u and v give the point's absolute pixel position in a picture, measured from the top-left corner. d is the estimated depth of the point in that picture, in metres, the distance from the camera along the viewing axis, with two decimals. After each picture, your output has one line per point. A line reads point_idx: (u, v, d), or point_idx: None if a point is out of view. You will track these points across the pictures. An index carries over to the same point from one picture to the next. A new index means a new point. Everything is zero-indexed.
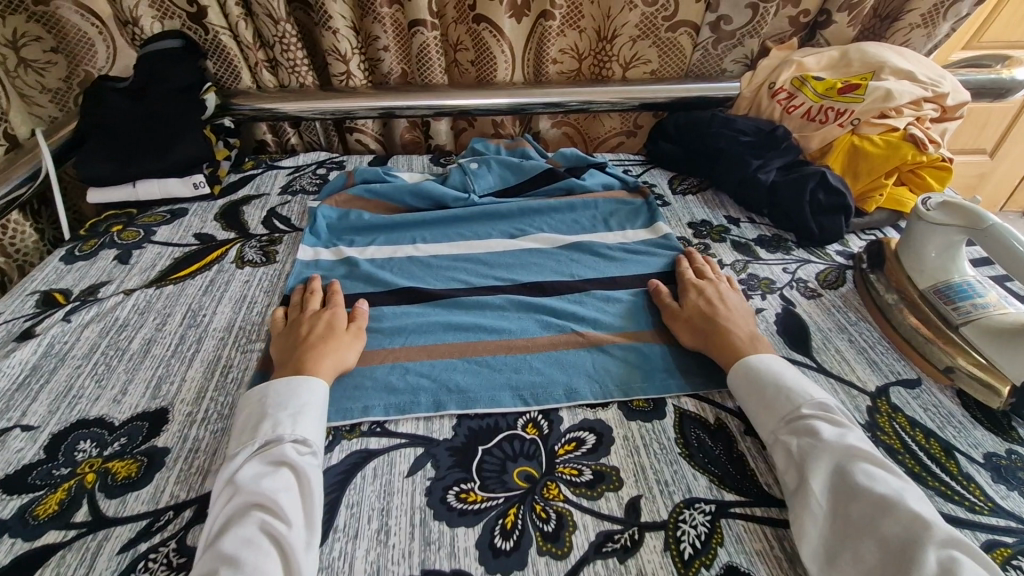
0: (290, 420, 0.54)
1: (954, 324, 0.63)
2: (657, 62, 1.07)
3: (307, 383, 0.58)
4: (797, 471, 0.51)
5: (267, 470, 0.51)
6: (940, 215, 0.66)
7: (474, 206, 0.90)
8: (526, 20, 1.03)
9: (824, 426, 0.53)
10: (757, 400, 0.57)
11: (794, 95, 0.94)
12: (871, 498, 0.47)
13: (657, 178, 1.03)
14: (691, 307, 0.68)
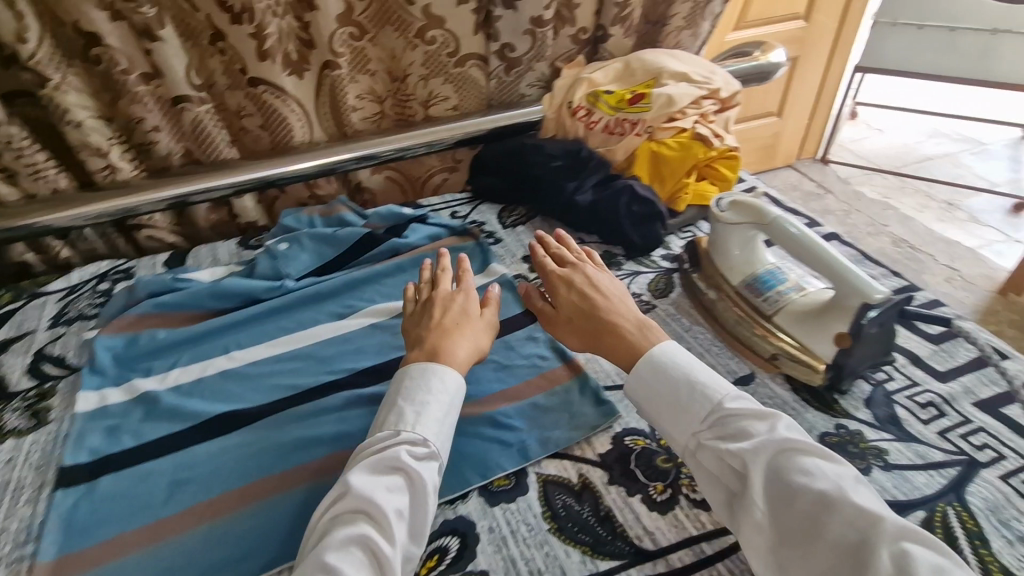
0: (417, 419, 0.54)
1: (767, 314, 0.66)
2: (456, 96, 1.05)
3: (445, 371, 0.57)
4: (735, 477, 0.50)
5: (381, 474, 0.51)
6: (732, 215, 0.70)
7: (292, 293, 0.81)
8: (308, 74, 0.95)
9: (752, 422, 0.52)
10: (674, 405, 0.55)
11: (592, 112, 0.98)
12: (813, 497, 0.46)
13: (486, 214, 1.01)
14: (569, 308, 0.66)
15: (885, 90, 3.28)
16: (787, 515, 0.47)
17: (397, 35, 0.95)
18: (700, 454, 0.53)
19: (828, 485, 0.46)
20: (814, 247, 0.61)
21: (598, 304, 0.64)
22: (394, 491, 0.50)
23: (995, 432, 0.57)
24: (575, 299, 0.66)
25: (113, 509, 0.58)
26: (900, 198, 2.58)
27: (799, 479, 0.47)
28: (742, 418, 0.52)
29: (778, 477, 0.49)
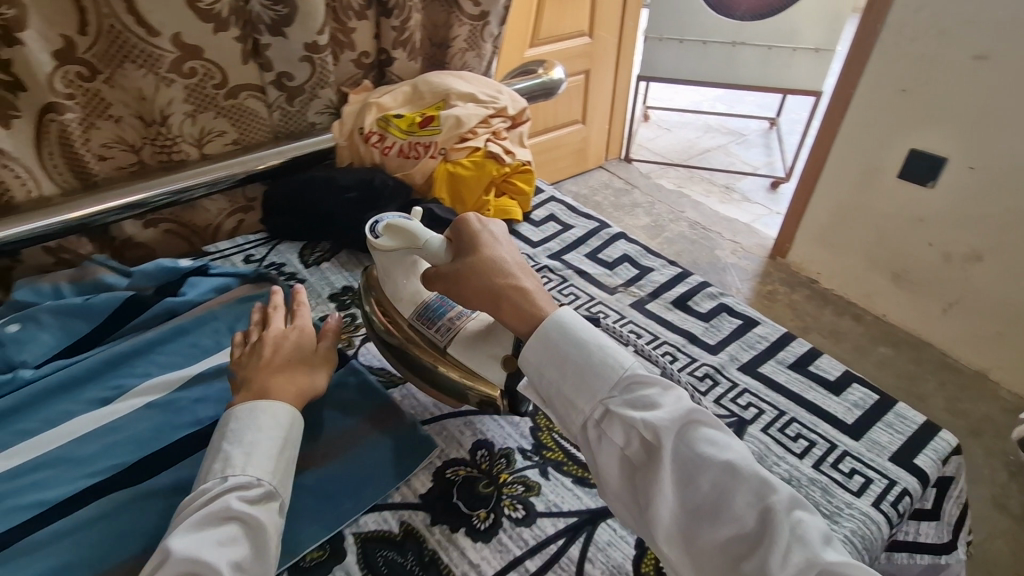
0: (246, 460, 0.50)
1: (441, 346, 0.62)
2: (234, 130, 0.95)
3: (273, 410, 0.54)
4: (644, 450, 0.48)
5: (209, 527, 0.46)
6: (386, 240, 0.64)
7: (32, 384, 0.65)
8: (19, 123, 0.76)
9: (657, 395, 0.50)
10: (572, 371, 0.51)
11: (384, 137, 0.95)
12: (720, 469, 0.46)
13: (285, 253, 0.92)
14: (468, 258, 0.58)
15: (664, 95, 3.80)
16: (692, 487, 0.46)
17: (142, 70, 0.81)
18: (606, 423, 0.50)
19: (733, 457, 0.46)
20: (476, 271, 0.56)
21: (505, 258, 0.58)
22: (229, 536, 0.46)
23: (756, 390, 0.66)
24: (483, 251, 0.57)
25: None
26: (691, 187, 2.99)
27: (705, 452, 0.47)
28: (648, 387, 0.50)
29: (682, 449, 0.47)
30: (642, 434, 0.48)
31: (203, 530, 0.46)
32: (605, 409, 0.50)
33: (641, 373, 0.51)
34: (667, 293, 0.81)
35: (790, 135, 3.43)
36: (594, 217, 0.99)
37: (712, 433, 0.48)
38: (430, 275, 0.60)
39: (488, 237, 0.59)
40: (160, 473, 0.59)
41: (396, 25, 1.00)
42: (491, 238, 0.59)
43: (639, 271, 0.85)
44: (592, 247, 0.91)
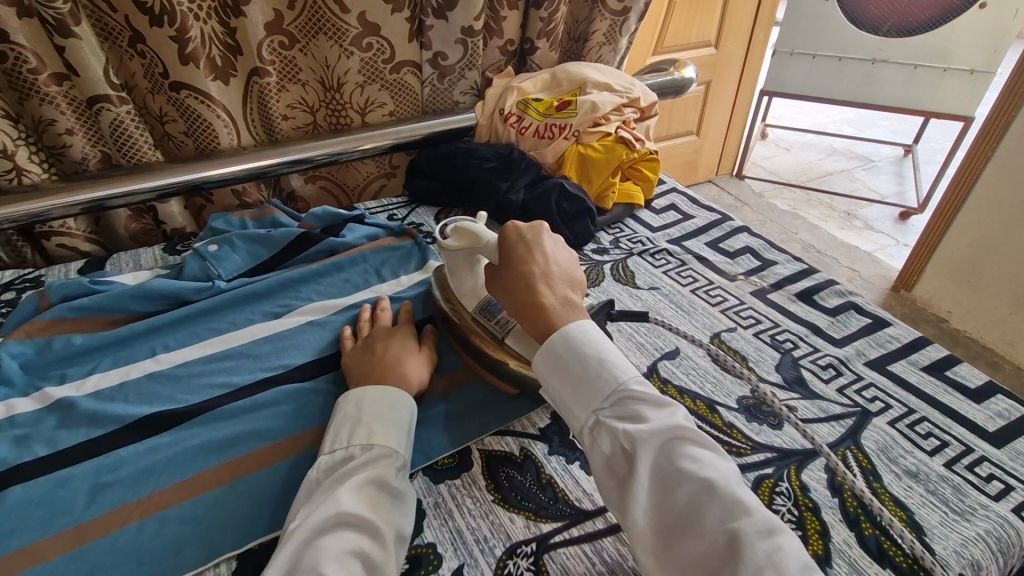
0: (384, 435, 0.53)
1: (499, 336, 0.65)
2: (392, 103, 1.07)
3: (398, 395, 0.57)
4: (624, 460, 0.50)
5: (364, 491, 0.49)
6: (452, 241, 0.69)
7: (224, 293, 0.78)
8: (234, 80, 0.95)
9: (649, 409, 0.51)
10: (576, 379, 0.54)
11: (522, 118, 1.02)
12: (698, 484, 0.46)
13: (423, 216, 1.02)
14: (505, 270, 0.63)
15: (785, 114, 3.62)
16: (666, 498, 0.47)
17: (330, 42, 0.95)
18: (597, 432, 0.52)
19: (711, 473, 0.46)
20: (521, 279, 0.61)
21: (532, 270, 0.62)
22: (383, 502, 0.49)
23: (883, 386, 0.64)
24: (518, 264, 0.63)
25: (21, 522, 0.53)
26: (807, 210, 2.83)
27: (686, 464, 0.48)
28: (641, 402, 0.52)
29: (663, 462, 0.48)
30: (626, 440, 0.50)
31: (358, 494, 0.49)
32: (598, 419, 0.52)
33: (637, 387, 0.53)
34: (791, 285, 0.81)
35: (927, 164, 3.14)
36: (716, 209, 0.99)
37: (696, 450, 0.48)
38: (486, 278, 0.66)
39: (524, 250, 0.64)
40: (318, 377, 0.69)
41: (543, 16, 1.06)
42: (526, 248, 0.63)
43: (761, 263, 0.86)
44: (713, 237, 0.93)
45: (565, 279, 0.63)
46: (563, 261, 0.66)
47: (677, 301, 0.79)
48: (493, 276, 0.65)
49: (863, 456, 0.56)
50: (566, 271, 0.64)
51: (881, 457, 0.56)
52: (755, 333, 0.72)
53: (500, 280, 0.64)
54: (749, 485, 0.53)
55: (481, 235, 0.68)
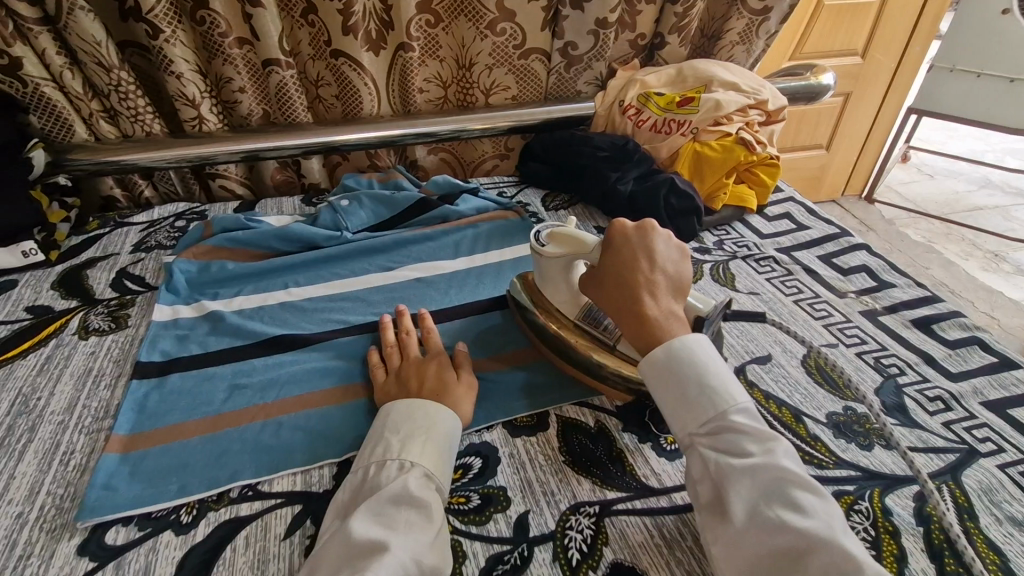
0: (404, 446, 0.52)
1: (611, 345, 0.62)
2: (517, 87, 1.12)
3: (422, 407, 0.55)
4: (712, 485, 0.47)
5: (384, 510, 0.47)
6: (553, 248, 0.65)
7: (349, 243, 0.88)
8: (384, 52, 1.04)
9: (749, 442, 0.47)
10: (681, 398, 0.51)
11: (641, 111, 1.03)
12: (796, 534, 0.42)
13: (531, 197, 1.05)
14: (607, 274, 0.58)
15: (935, 136, 3.25)
16: (764, 536, 0.43)
17: (470, 24, 1.02)
18: (690, 455, 0.50)
19: (812, 525, 0.42)
20: (623, 289, 0.56)
21: (640, 276, 0.57)
22: (405, 516, 0.47)
23: (999, 428, 0.60)
24: (620, 264, 0.58)
25: (174, 402, 0.64)
26: (944, 243, 2.53)
27: (787, 513, 0.43)
28: (743, 434, 0.48)
29: (761, 498, 0.44)
30: (722, 472, 0.47)
31: (380, 515, 0.47)
32: (692, 442, 0.50)
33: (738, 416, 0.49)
34: (908, 311, 0.76)
35: None
36: (834, 223, 0.95)
37: (798, 489, 0.44)
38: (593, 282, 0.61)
39: (632, 250, 0.58)
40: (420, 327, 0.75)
41: (678, 11, 1.06)
42: (632, 247, 0.58)
43: (877, 284, 0.81)
44: (827, 251, 0.89)
45: (673, 285, 0.58)
46: (674, 260, 0.59)
47: (776, 310, 0.77)
48: (591, 275, 0.61)
49: (960, 493, 0.54)
50: (675, 272, 0.59)
51: (981, 498, 0.53)
52: (859, 353, 0.69)
53: (600, 280, 0.59)
54: None
55: (584, 242, 0.63)
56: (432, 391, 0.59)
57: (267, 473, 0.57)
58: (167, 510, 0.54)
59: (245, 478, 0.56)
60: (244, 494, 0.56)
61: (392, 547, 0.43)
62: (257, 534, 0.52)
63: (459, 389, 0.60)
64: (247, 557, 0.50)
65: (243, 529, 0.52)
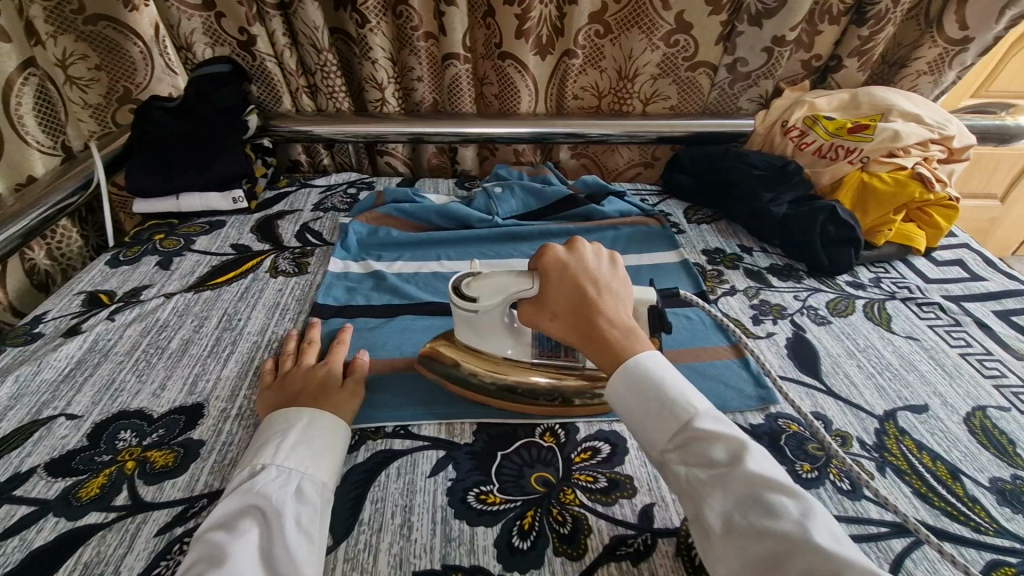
0: (270, 448, 0.53)
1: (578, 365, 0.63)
2: (677, 98, 1.13)
3: (286, 415, 0.57)
4: (690, 499, 0.45)
5: (230, 518, 0.47)
6: (486, 301, 0.60)
7: (498, 227, 0.94)
8: (549, 58, 1.08)
9: (713, 447, 0.45)
10: (647, 415, 0.49)
11: (805, 133, 0.99)
12: (777, 540, 0.39)
13: (673, 207, 1.06)
14: (558, 304, 0.55)
15: None
16: (743, 547, 0.40)
17: (643, 36, 1.03)
18: (667, 472, 0.47)
19: (786, 529, 0.39)
20: (585, 315, 0.54)
21: (590, 298, 0.54)
22: (250, 521, 0.47)
23: None
24: (566, 289, 0.55)
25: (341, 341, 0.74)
26: None
27: (763, 519, 0.40)
28: (709, 439, 0.45)
29: (738, 510, 0.42)
30: (696, 487, 0.45)
31: (230, 522, 0.47)
32: (666, 462, 0.47)
33: (702, 420, 0.47)
34: None
35: None
36: (1017, 278, 0.86)
37: (772, 491, 0.42)
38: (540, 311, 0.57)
39: (575, 273, 0.56)
40: None
41: (863, 34, 1.01)
42: (568, 266, 0.56)
43: None
44: (1005, 306, 0.81)
45: (622, 299, 0.57)
46: (611, 273, 0.58)
47: (937, 358, 0.71)
48: (531, 302, 0.58)
49: None
50: (618, 283, 0.58)
51: None
52: None
53: (547, 310, 0.56)
54: (983, 564, 0.50)
55: (507, 279, 0.59)
56: (312, 396, 0.60)
57: (417, 417, 0.63)
58: None
59: (399, 417, 0.63)
60: (396, 431, 0.63)
61: (229, 555, 0.43)
62: (406, 467, 0.58)
63: (342, 395, 0.62)
64: (398, 485, 0.56)
65: (395, 461, 0.59)
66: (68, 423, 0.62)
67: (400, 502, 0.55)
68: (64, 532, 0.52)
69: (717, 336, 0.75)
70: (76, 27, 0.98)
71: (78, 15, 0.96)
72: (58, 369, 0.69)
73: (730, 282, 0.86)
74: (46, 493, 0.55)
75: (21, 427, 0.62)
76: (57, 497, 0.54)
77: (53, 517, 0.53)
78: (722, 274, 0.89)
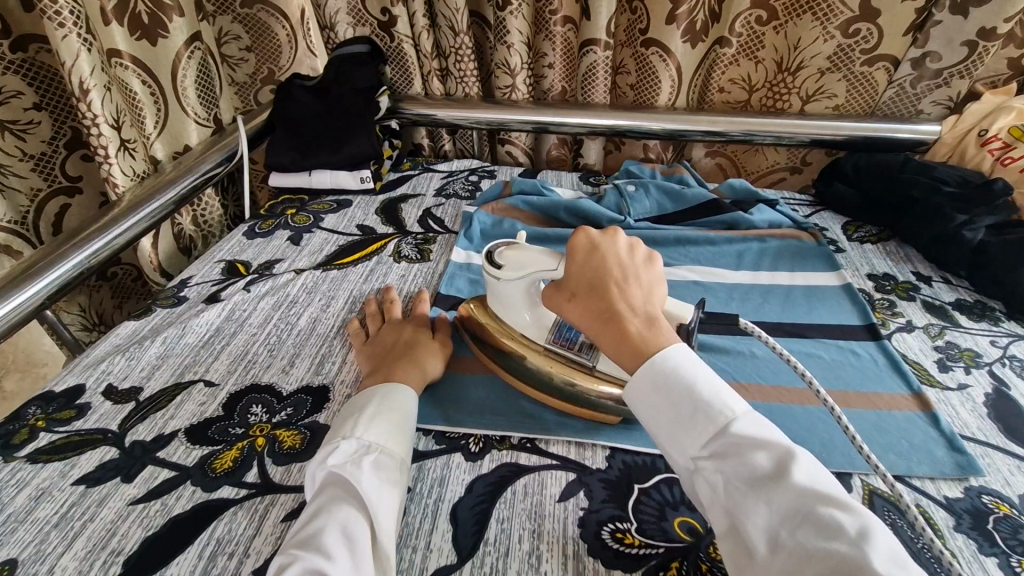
0: (350, 424, 0.51)
1: None
2: (844, 96, 0.99)
3: (359, 395, 0.55)
4: (728, 514, 0.41)
5: (327, 497, 0.46)
6: (512, 273, 0.58)
7: (631, 229, 0.87)
8: (700, 45, 0.98)
9: (753, 453, 0.41)
10: (678, 418, 0.45)
11: (1011, 146, 0.83)
12: (832, 563, 0.34)
13: (829, 222, 0.94)
14: (578, 288, 0.52)
15: None
16: (792, 570, 0.35)
17: (816, 23, 0.91)
18: (700, 484, 0.43)
19: (841, 549, 0.34)
20: (605, 305, 0.50)
21: (612, 286, 0.51)
22: (345, 500, 0.46)
23: None
24: (591, 275, 0.51)
25: (458, 337, 0.70)
26: None
27: (813, 538, 0.36)
28: (746, 443, 0.41)
29: (785, 525, 0.37)
30: (735, 498, 0.40)
31: (327, 500, 0.46)
32: (697, 470, 0.43)
33: (738, 423, 0.43)
34: None
35: None
36: None
37: (823, 505, 0.37)
38: (562, 300, 0.53)
39: (604, 257, 0.52)
40: (700, 332, 0.71)
41: None
42: (592, 255, 0.52)
43: None
44: None
45: (651, 293, 0.52)
46: (643, 267, 0.53)
47: None
48: (552, 289, 0.55)
49: None
50: (650, 281, 0.53)
51: None
52: None
53: (566, 292, 0.53)
54: None
55: (537, 254, 0.58)
56: (405, 349, 0.63)
57: (545, 432, 0.58)
58: (459, 434, 0.59)
59: (525, 430, 0.59)
60: (523, 444, 0.58)
61: (333, 535, 0.43)
62: (534, 487, 0.54)
63: (432, 349, 0.64)
64: (526, 506, 0.52)
65: (522, 478, 0.55)
66: (206, 389, 0.64)
67: (529, 525, 0.50)
68: (199, 503, 0.52)
69: (895, 381, 0.64)
70: (235, 8, 1.02)
71: None
72: (198, 335, 0.71)
73: (905, 316, 0.74)
74: (185, 459, 0.56)
75: (166, 388, 0.64)
76: (195, 466, 0.55)
77: (191, 485, 0.54)
78: (895, 305, 0.76)
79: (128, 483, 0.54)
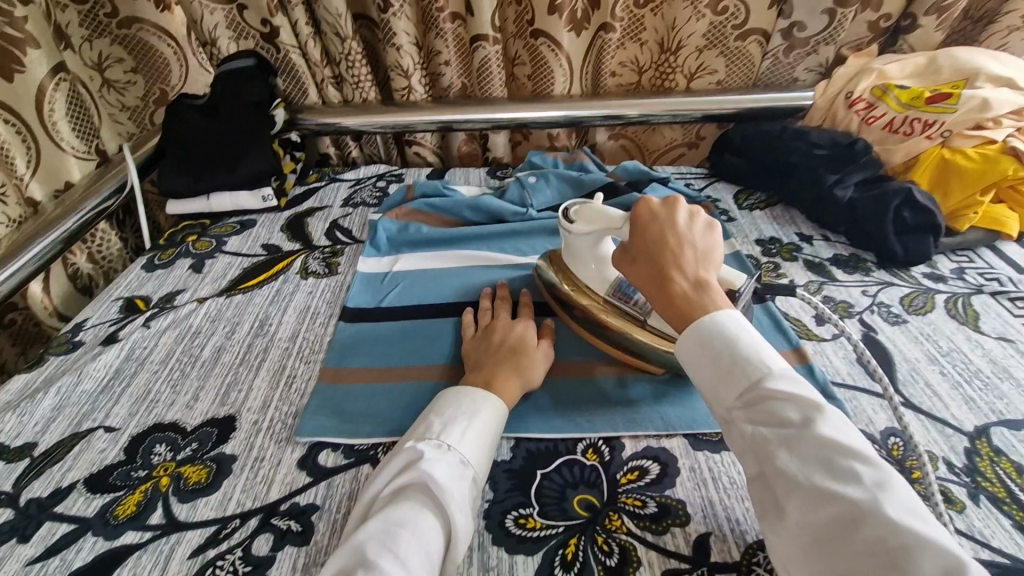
0: (444, 428, 0.51)
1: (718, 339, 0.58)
2: (724, 71, 1.04)
3: (465, 395, 0.55)
4: (755, 458, 0.43)
5: (413, 494, 0.47)
6: (583, 226, 0.63)
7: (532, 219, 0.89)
8: (585, 33, 1.01)
9: (783, 407, 0.42)
10: (714, 370, 0.47)
11: (874, 105, 0.90)
12: (846, 508, 0.37)
13: (722, 193, 0.99)
14: (638, 252, 0.55)
15: None
16: (807, 510, 0.39)
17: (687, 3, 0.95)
18: (733, 431, 0.46)
19: (853, 496, 0.37)
20: (659, 267, 0.53)
21: (669, 250, 0.53)
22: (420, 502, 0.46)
23: None
24: (651, 239, 0.54)
25: (365, 347, 0.71)
26: None
27: (830, 484, 0.39)
28: (780, 399, 0.43)
29: (804, 472, 0.40)
30: (762, 445, 0.43)
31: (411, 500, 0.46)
32: (733, 418, 0.45)
33: (773, 379, 0.44)
34: None
35: None
36: None
37: (844, 456, 0.39)
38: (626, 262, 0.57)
39: (663, 223, 0.55)
40: None
41: None
42: (653, 223, 0.55)
43: None
44: None
45: (705, 261, 0.54)
46: (707, 239, 0.56)
47: None
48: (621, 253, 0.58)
49: None
50: (709, 251, 0.55)
51: None
52: None
53: (630, 255, 0.56)
54: None
55: (610, 213, 0.62)
56: (511, 348, 0.62)
57: None
58: (366, 446, 0.60)
59: None
60: None
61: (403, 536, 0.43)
62: None
63: (537, 353, 0.63)
64: None
65: None
66: (106, 435, 0.62)
67: None
68: (102, 552, 0.51)
69: (776, 339, 0.68)
70: (111, 30, 0.98)
71: (113, 18, 0.97)
72: (96, 379, 0.69)
73: (788, 276, 0.79)
74: (84, 510, 0.55)
75: (62, 440, 0.62)
76: (96, 516, 0.54)
77: (92, 536, 0.53)
78: (779, 267, 0.81)
79: (24, 543, 0.53)
